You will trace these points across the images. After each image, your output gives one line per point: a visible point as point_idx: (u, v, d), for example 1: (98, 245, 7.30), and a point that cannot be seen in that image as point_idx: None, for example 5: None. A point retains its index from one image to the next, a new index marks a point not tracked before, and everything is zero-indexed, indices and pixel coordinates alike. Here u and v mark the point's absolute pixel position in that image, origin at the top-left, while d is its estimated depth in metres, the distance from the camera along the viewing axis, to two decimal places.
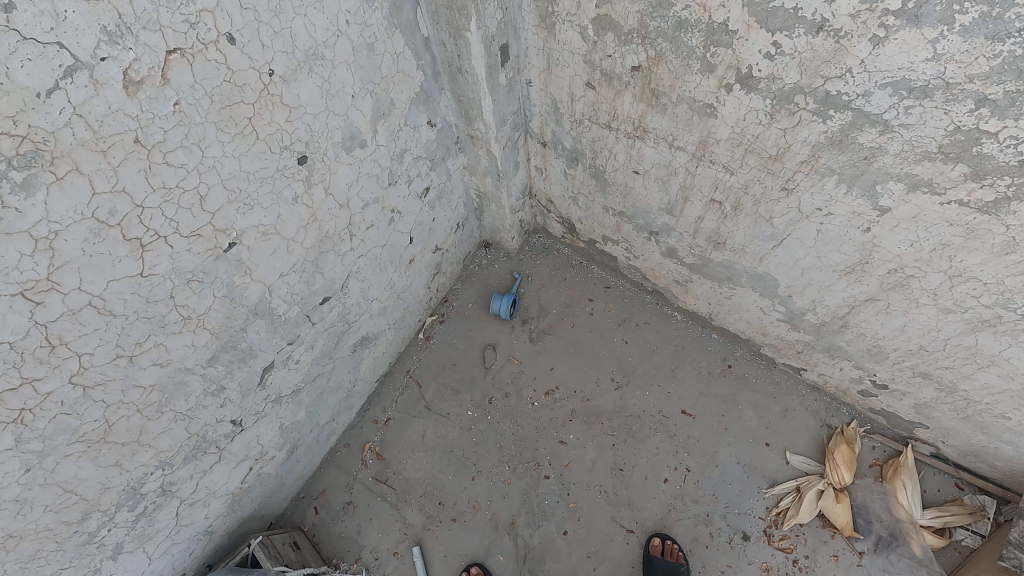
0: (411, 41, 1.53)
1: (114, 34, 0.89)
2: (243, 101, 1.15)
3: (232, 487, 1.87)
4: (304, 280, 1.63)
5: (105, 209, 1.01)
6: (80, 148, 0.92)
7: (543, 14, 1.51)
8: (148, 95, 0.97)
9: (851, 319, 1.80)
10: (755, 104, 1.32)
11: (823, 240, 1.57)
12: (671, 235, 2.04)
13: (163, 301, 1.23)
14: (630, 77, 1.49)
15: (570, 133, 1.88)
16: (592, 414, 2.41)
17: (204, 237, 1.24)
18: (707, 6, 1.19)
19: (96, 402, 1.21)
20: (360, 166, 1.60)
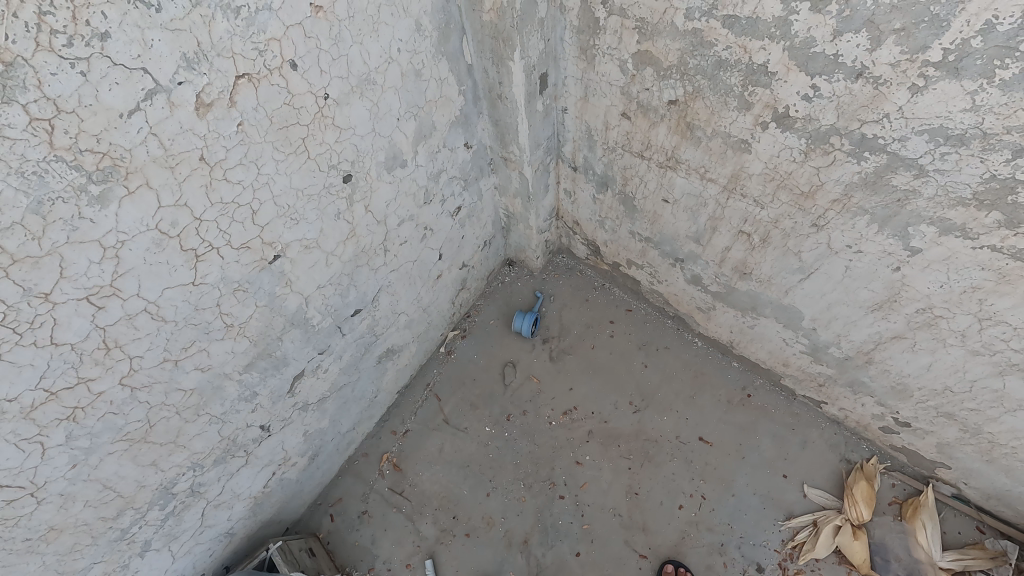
0: (455, 67, 1.59)
1: (192, 61, 0.95)
2: (299, 123, 1.20)
3: (255, 491, 1.91)
4: (339, 293, 1.68)
5: (168, 221, 1.06)
6: (152, 164, 0.98)
7: (583, 47, 1.56)
8: (215, 116, 1.03)
9: (876, 355, 1.80)
10: (790, 142, 1.35)
11: (852, 276, 1.58)
12: (696, 263, 2.06)
13: (210, 309, 1.28)
14: (667, 110, 1.53)
15: (601, 159, 1.92)
16: (609, 436, 2.42)
17: (252, 249, 1.29)
18: (748, 48, 1.22)
19: (140, 403, 1.25)
20: (399, 185, 1.65)
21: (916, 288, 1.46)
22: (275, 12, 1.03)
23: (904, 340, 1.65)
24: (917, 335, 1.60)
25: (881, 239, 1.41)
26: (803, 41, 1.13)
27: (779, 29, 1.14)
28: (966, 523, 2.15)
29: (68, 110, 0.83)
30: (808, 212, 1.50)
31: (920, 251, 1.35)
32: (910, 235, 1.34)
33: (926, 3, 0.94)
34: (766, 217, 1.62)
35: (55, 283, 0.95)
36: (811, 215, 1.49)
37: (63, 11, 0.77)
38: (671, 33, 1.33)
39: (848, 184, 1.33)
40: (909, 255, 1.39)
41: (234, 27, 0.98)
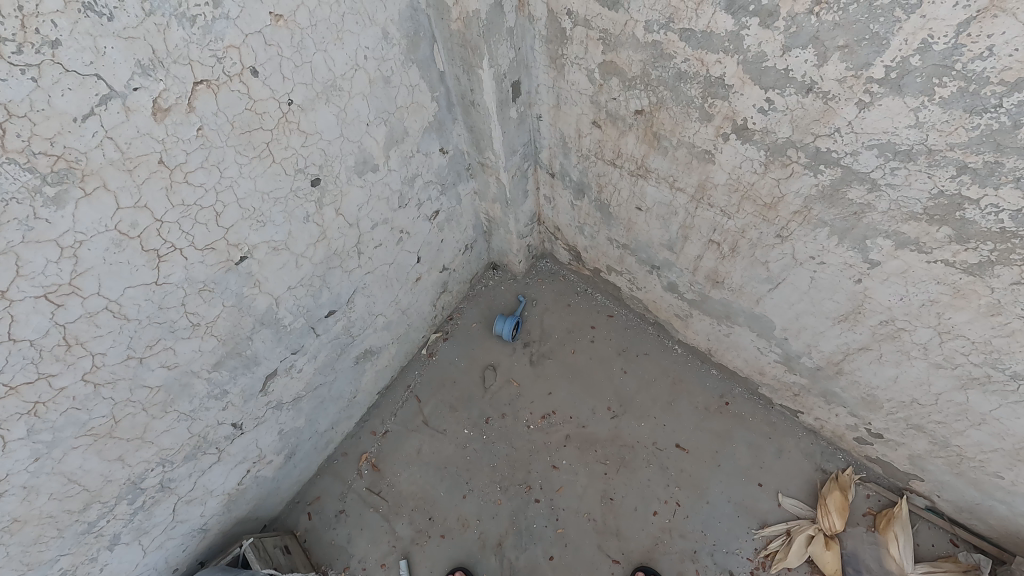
0: (427, 74, 1.61)
1: (147, 67, 0.97)
2: (262, 128, 1.23)
3: (229, 487, 1.94)
4: (311, 294, 1.70)
5: (127, 222, 1.09)
6: (109, 167, 1.01)
7: (553, 56, 1.58)
8: (174, 121, 1.06)
9: (845, 366, 1.81)
10: (750, 154, 1.36)
11: (817, 286, 1.59)
12: (672, 270, 2.08)
13: (174, 308, 1.30)
14: (634, 120, 1.55)
15: (577, 166, 1.94)
16: (586, 441, 2.43)
17: (217, 250, 1.32)
18: (705, 61, 1.24)
19: (104, 399, 1.28)
20: (372, 189, 1.67)
21: (878, 300, 1.47)
22: (232, 21, 1.06)
23: (870, 351, 1.66)
24: (881, 347, 1.61)
25: (841, 251, 1.42)
26: (755, 55, 1.14)
27: (732, 44, 1.16)
28: (940, 536, 2.14)
29: (21, 114, 0.86)
30: (772, 223, 1.51)
31: (878, 264, 1.37)
32: (868, 248, 1.35)
33: (866, 21, 0.96)
34: (733, 227, 1.63)
35: (11, 282, 0.98)
36: (774, 226, 1.50)
37: (12, 20, 0.80)
38: (633, 45, 1.35)
39: (807, 196, 1.35)
40: (869, 268, 1.40)
41: (191, 35, 1.01)
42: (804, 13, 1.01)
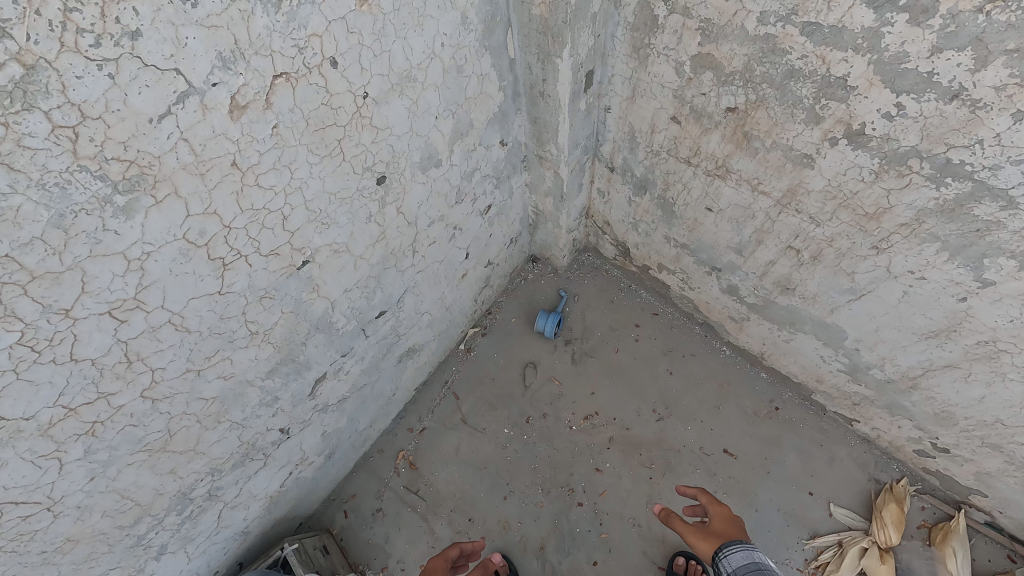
0: (498, 63, 1.49)
1: (228, 60, 0.86)
2: (336, 124, 1.12)
3: (271, 491, 1.87)
4: (365, 295, 1.61)
5: (196, 230, 0.99)
6: (181, 171, 0.90)
7: (637, 45, 1.46)
8: (249, 119, 0.95)
9: (922, 381, 1.72)
10: (860, 161, 1.25)
11: (909, 301, 1.49)
12: (735, 274, 1.97)
13: (235, 317, 1.21)
14: (723, 118, 1.43)
15: (642, 162, 1.82)
16: (631, 444, 2.36)
17: (281, 255, 1.21)
18: (826, 58, 1.12)
19: (161, 413, 1.19)
20: (432, 186, 1.56)
21: (982, 320, 1.37)
22: (317, 6, 0.94)
23: (957, 370, 1.57)
24: (973, 367, 1.51)
25: (949, 268, 1.31)
26: (894, 55, 1.02)
27: (867, 42, 1.04)
28: (998, 551, 2.08)
29: (95, 116, 0.75)
30: (870, 234, 1.40)
31: (992, 284, 1.26)
32: (984, 267, 1.24)
33: None
34: (821, 235, 1.52)
35: (76, 298, 0.88)
36: (873, 237, 1.39)
37: (91, 7, 0.69)
38: (738, 37, 1.23)
39: (921, 209, 1.24)
40: (979, 287, 1.30)
41: (275, 23, 0.90)
42: (970, 11, 0.89)
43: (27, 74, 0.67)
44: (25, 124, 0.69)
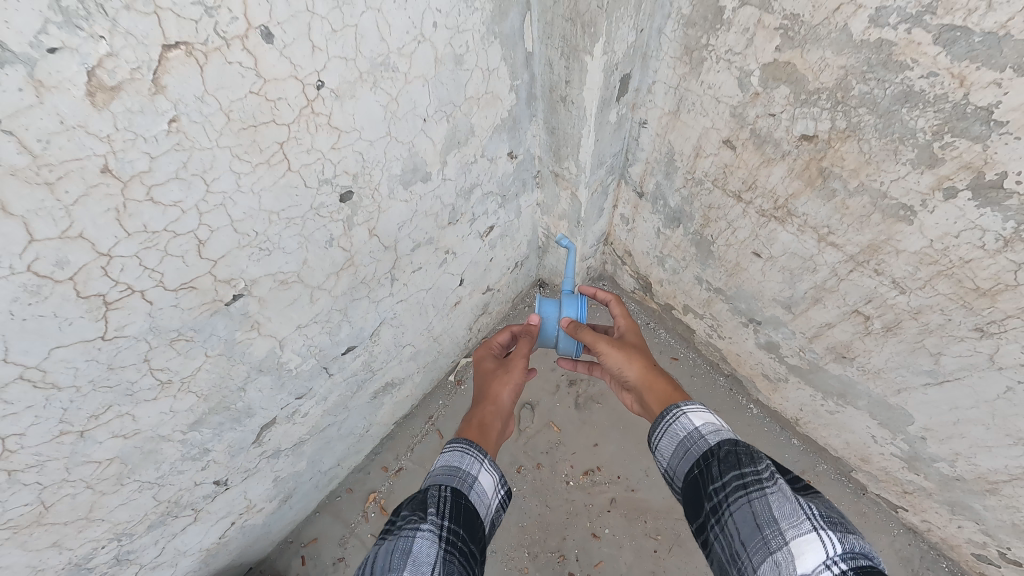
0: (510, 55, 1.19)
1: (74, 14, 0.55)
2: (275, 121, 0.81)
3: (208, 543, 1.59)
4: (327, 331, 1.31)
5: (50, 260, 0.69)
6: (8, 177, 0.60)
7: (689, 45, 1.13)
8: (128, 106, 0.64)
9: (1004, 487, 1.41)
10: (985, 223, 0.92)
11: (1011, 399, 1.17)
12: (778, 330, 1.64)
13: (132, 366, 0.92)
14: (794, 147, 1.10)
15: (679, 191, 1.50)
16: (635, 508, 2.02)
17: (198, 290, 0.92)
18: (965, 80, 0.79)
19: (26, 486, 0.92)
20: (418, 204, 1.26)
21: None
22: None
23: None
24: None
25: None
26: None
27: None
28: None
29: None
30: (976, 314, 1.07)
31: None
32: None
33: None
34: (903, 304, 1.19)
35: None
36: (978, 317, 1.07)
37: None
38: (834, 43, 0.89)
39: None
40: None
41: None
42: None
43: None
44: None
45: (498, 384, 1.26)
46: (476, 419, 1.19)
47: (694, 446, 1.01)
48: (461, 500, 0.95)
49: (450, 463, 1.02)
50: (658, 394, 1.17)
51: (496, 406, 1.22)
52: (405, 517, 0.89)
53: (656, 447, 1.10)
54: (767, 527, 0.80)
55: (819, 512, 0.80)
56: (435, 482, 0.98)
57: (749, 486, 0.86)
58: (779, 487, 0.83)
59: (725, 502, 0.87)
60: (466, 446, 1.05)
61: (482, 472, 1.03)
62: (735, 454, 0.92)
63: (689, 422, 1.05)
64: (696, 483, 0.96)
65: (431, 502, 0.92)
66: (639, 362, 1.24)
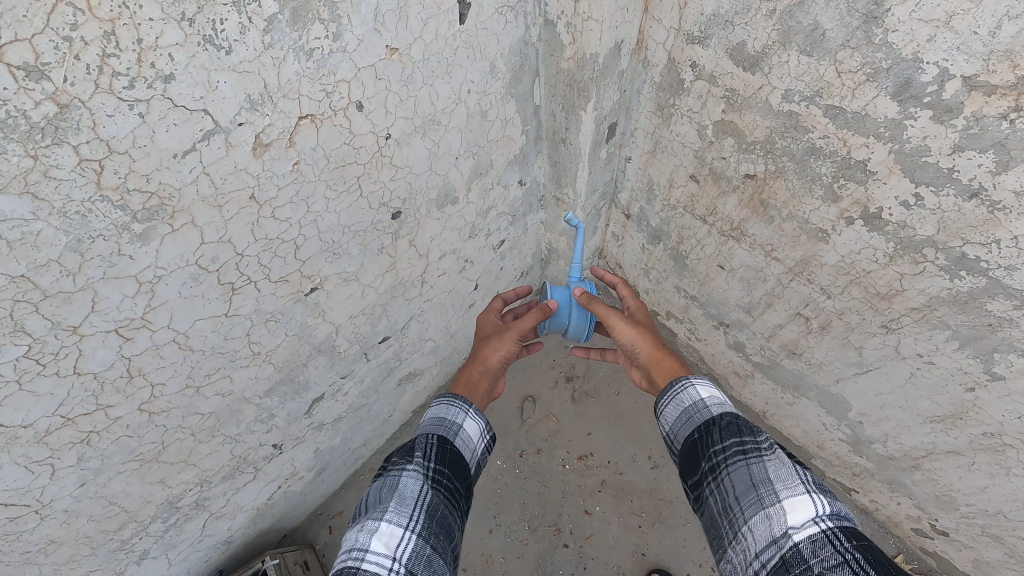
0: (523, 108, 1.52)
1: (256, 102, 0.88)
2: (357, 162, 1.14)
3: (259, 502, 1.80)
4: (370, 321, 1.61)
5: (209, 257, 1.01)
6: (199, 203, 0.92)
7: (661, 103, 1.48)
8: (272, 156, 0.97)
9: (924, 463, 1.63)
10: (875, 243, 1.24)
11: (916, 383, 1.43)
12: (742, 331, 1.91)
13: (239, 339, 1.22)
14: (741, 182, 1.43)
15: (658, 214, 1.82)
16: (624, 489, 2.18)
17: (290, 282, 1.23)
18: (847, 141, 1.13)
19: (156, 426, 1.19)
20: (447, 221, 1.58)
21: (988, 414, 1.33)
22: (348, 54, 0.97)
23: (960, 457, 1.49)
24: (977, 456, 1.44)
25: (958, 356, 1.28)
26: (915, 147, 1.03)
27: (890, 131, 1.04)
28: None
29: (121, 151, 0.77)
30: (880, 313, 1.36)
31: (1002, 378, 1.23)
32: (994, 360, 1.22)
33: None
34: (831, 307, 1.48)
35: (85, 317, 0.90)
36: (882, 316, 1.36)
37: (129, 53, 0.70)
38: (762, 110, 1.24)
39: (934, 297, 1.21)
40: (989, 379, 1.26)
41: (305, 69, 0.92)
42: (994, 116, 0.90)
43: (59, 113, 0.69)
44: (53, 158, 0.71)
45: (491, 347, 1.34)
46: (465, 376, 1.29)
47: (697, 413, 0.98)
48: (447, 447, 0.97)
49: (436, 414, 1.04)
50: (664, 371, 1.18)
51: (484, 367, 1.31)
52: (393, 459, 0.92)
53: (660, 412, 1.07)
54: (761, 487, 0.79)
55: (813, 478, 0.80)
56: (422, 431, 1.00)
57: (749, 452, 0.85)
58: (778, 455, 0.83)
59: (723, 464, 0.86)
60: (451, 398, 1.07)
61: (468, 420, 1.05)
62: (736, 423, 0.90)
63: (695, 392, 1.02)
64: (693, 446, 0.94)
65: (419, 446, 0.95)
66: (648, 340, 1.24)
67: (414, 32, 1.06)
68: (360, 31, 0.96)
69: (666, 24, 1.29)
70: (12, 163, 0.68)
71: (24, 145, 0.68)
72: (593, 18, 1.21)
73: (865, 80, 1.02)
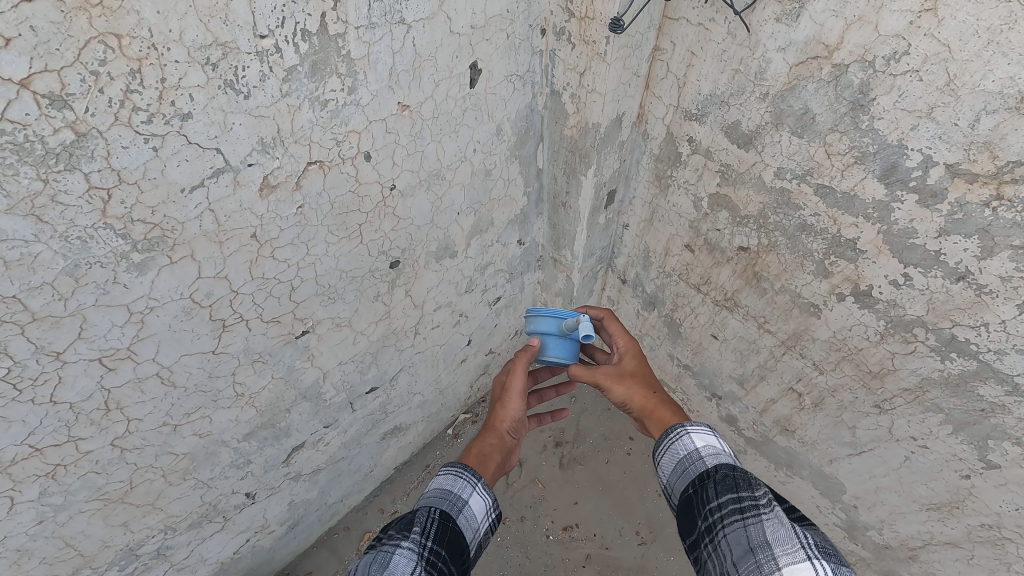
0: (526, 170, 1.58)
1: (268, 145, 0.92)
2: (360, 210, 1.17)
3: (224, 556, 1.69)
4: (358, 369, 1.59)
5: (203, 292, 1.01)
6: (201, 238, 0.94)
7: (658, 174, 1.54)
8: (277, 198, 1.00)
9: (921, 553, 1.56)
10: (866, 320, 1.25)
11: (910, 467, 1.40)
12: (735, 404, 1.88)
13: (224, 377, 1.20)
14: (734, 254, 1.46)
15: (653, 280, 1.85)
16: (609, 565, 2.06)
17: (282, 323, 1.22)
18: (837, 220, 1.16)
19: (127, 464, 1.14)
20: (444, 274, 1.60)
21: (985, 503, 1.29)
22: (361, 107, 1.02)
23: (959, 549, 1.43)
24: (976, 549, 1.39)
25: (951, 441, 1.26)
26: (902, 229, 1.06)
27: (877, 212, 1.08)
28: None
29: (131, 181, 0.79)
30: (873, 392, 1.35)
31: (997, 466, 1.21)
32: (989, 448, 1.20)
33: (1020, 236, 0.91)
34: (823, 383, 1.47)
35: (70, 343, 0.89)
36: (875, 395, 1.35)
37: (151, 91, 0.74)
38: (755, 185, 1.28)
39: (925, 377, 1.21)
40: (984, 467, 1.23)
41: (318, 118, 0.96)
42: (977, 203, 0.93)
43: (77, 141, 0.71)
44: (63, 183, 0.73)
45: (499, 417, 1.14)
46: (474, 449, 1.08)
47: (692, 466, 0.87)
48: (449, 526, 0.85)
49: (442, 484, 0.92)
50: (658, 423, 1.03)
51: (498, 440, 1.10)
52: (388, 532, 0.80)
53: (656, 464, 0.94)
54: (761, 553, 0.68)
55: (816, 542, 0.70)
56: (424, 503, 0.88)
57: (746, 511, 0.74)
58: (777, 513, 0.72)
59: (720, 524, 0.75)
60: (460, 468, 0.95)
61: (476, 495, 0.93)
62: (733, 477, 0.79)
63: (690, 441, 0.90)
64: (689, 503, 0.83)
65: (417, 520, 0.83)
66: (640, 391, 1.10)
67: (426, 91, 1.12)
68: (375, 86, 1.02)
69: (665, 100, 1.36)
70: (23, 184, 0.70)
71: (36, 168, 0.70)
72: (597, 90, 1.28)
73: (853, 163, 1.06)
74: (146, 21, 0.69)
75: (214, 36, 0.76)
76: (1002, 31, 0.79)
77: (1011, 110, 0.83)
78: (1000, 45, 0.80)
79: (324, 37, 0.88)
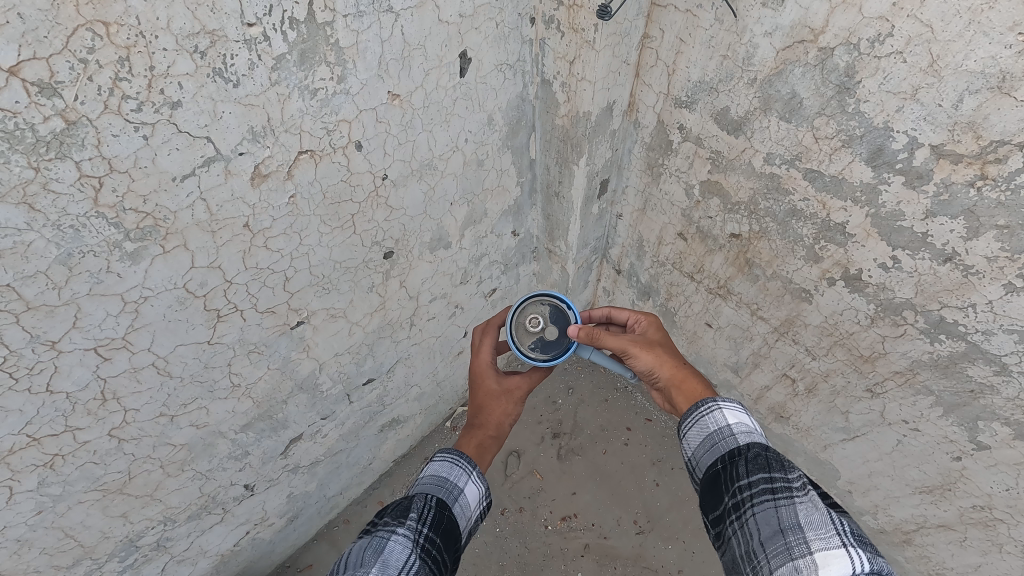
0: (519, 160, 1.59)
1: (258, 134, 0.93)
2: (352, 200, 1.17)
3: (224, 548, 1.71)
4: (355, 361, 1.60)
5: (197, 281, 1.02)
6: (194, 227, 0.94)
7: (650, 163, 1.55)
8: (269, 187, 1.01)
9: (916, 537, 1.57)
10: (856, 304, 1.26)
11: (903, 451, 1.41)
12: (730, 392, 1.89)
13: (219, 368, 1.21)
14: (726, 242, 1.47)
15: (648, 270, 1.85)
16: (607, 555, 2.08)
17: (276, 314, 1.23)
18: (827, 204, 1.17)
19: (125, 454, 1.15)
20: (439, 265, 1.61)
21: (976, 484, 1.30)
22: (351, 96, 1.02)
23: (952, 532, 1.45)
24: (968, 531, 1.40)
25: (943, 424, 1.27)
26: (890, 212, 1.07)
27: (865, 196, 1.09)
28: None
29: (122, 170, 0.80)
30: (865, 376, 1.36)
31: (987, 447, 1.22)
32: (979, 429, 1.21)
33: (1005, 215, 0.92)
34: (816, 368, 1.48)
35: (65, 333, 0.90)
36: (867, 379, 1.36)
37: (140, 79, 0.75)
38: (745, 171, 1.29)
39: (915, 360, 1.22)
40: (974, 449, 1.25)
41: (309, 107, 0.97)
42: (962, 183, 0.94)
43: (66, 129, 0.72)
44: (54, 172, 0.74)
45: (497, 409, 1.14)
46: (474, 440, 1.09)
47: (722, 441, 0.87)
48: (444, 513, 0.86)
49: (438, 471, 0.93)
50: (688, 395, 1.03)
51: (497, 433, 1.13)
52: (384, 517, 0.81)
53: (682, 436, 0.95)
54: (791, 535, 0.69)
55: (850, 528, 0.69)
56: (421, 489, 0.89)
57: (778, 492, 0.74)
58: (811, 498, 0.73)
59: (748, 503, 0.75)
60: (456, 456, 0.96)
61: (470, 484, 0.94)
62: (765, 457, 0.80)
63: (722, 417, 0.91)
64: (717, 480, 0.83)
65: (413, 506, 0.84)
66: (669, 360, 1.09)
67: (416, 81, 1.13)
68: (364, 76, 1.02)
69: (656, 89, 1.37)
70: (14, 173, 0.71)
71: (27, 156, 0.71)
72: (586, 79, 1.29)
73: (840, 146, 1.07)
74: (133, 9, 0.70)
75: (201, 25, 0.77)
76: (982, 10, 0.80)
77: (993, 90, 0.84)
78: (980, 25, 0.81)
79: (312, 25, 0.89)
